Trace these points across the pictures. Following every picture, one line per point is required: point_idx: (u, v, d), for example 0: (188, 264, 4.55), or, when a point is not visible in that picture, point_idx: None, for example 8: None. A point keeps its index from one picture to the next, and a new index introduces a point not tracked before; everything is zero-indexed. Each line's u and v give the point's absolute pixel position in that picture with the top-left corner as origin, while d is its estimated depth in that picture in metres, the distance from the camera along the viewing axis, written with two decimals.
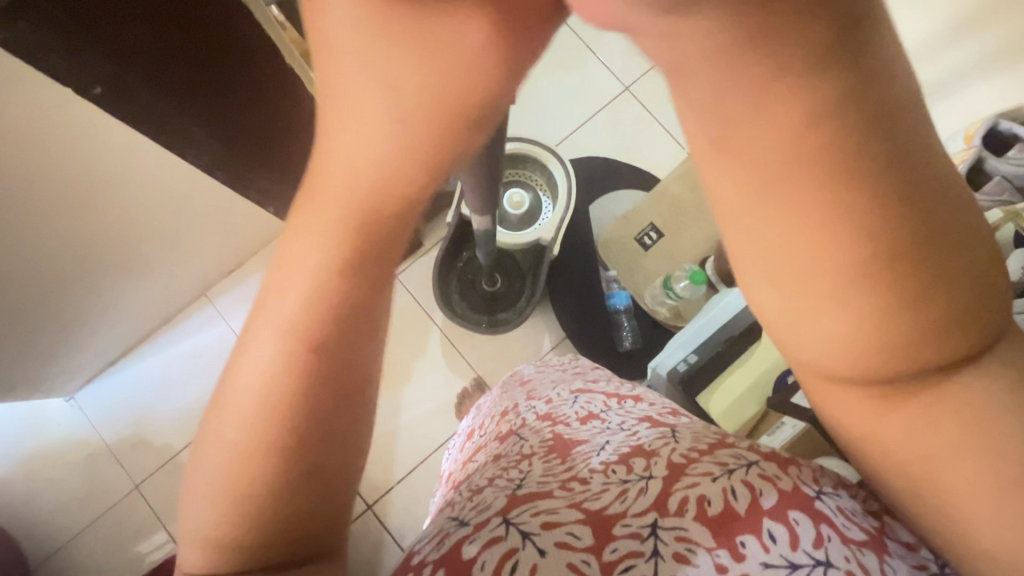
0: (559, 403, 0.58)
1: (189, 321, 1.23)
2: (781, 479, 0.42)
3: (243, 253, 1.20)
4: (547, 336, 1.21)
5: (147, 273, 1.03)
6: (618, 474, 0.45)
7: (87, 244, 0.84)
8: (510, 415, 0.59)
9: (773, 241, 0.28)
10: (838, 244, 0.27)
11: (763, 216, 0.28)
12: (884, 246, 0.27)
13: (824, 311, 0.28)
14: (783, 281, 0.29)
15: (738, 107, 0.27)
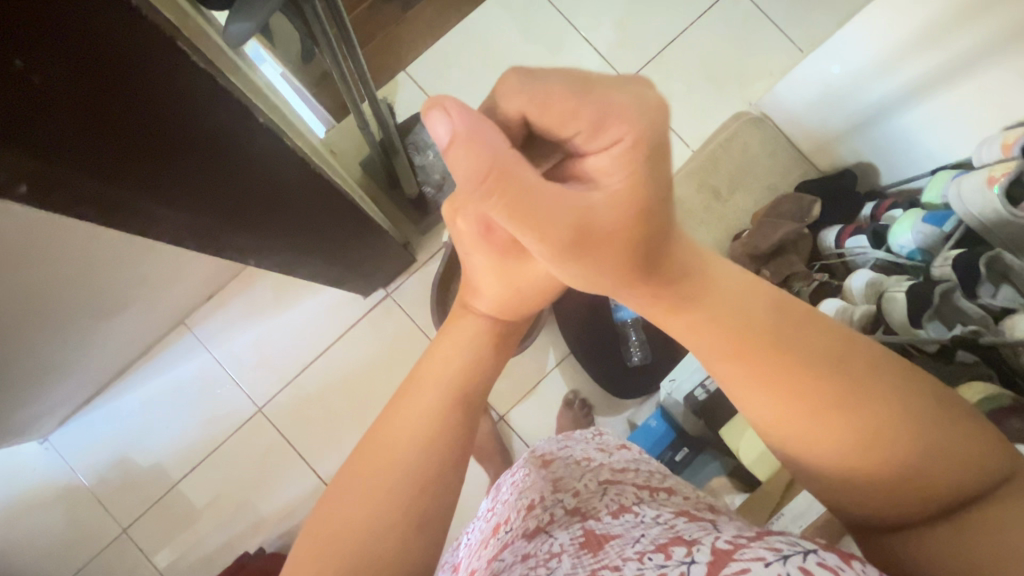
0: (587, 495, 0.51)
1: (168, 353, 1.14)
2: (846, 571, 0.33)
3: (223, 278, 1.11)
4: (552, 351, 1.16)
5: (121, 310, 0.95)
6: (655, 560, 0.37)
7: (48, 292, 0.75)
8: (537, 509, 0.51)
9: (771, 403, 0.35)
10: (838, 404, 0.33)
11: (765, 397, 0.35)
12: (874, 394, 0.33)
13: (838, 449, 0.34)
14: (803, 437, 0.35)
15: (716, 325, 0.35)
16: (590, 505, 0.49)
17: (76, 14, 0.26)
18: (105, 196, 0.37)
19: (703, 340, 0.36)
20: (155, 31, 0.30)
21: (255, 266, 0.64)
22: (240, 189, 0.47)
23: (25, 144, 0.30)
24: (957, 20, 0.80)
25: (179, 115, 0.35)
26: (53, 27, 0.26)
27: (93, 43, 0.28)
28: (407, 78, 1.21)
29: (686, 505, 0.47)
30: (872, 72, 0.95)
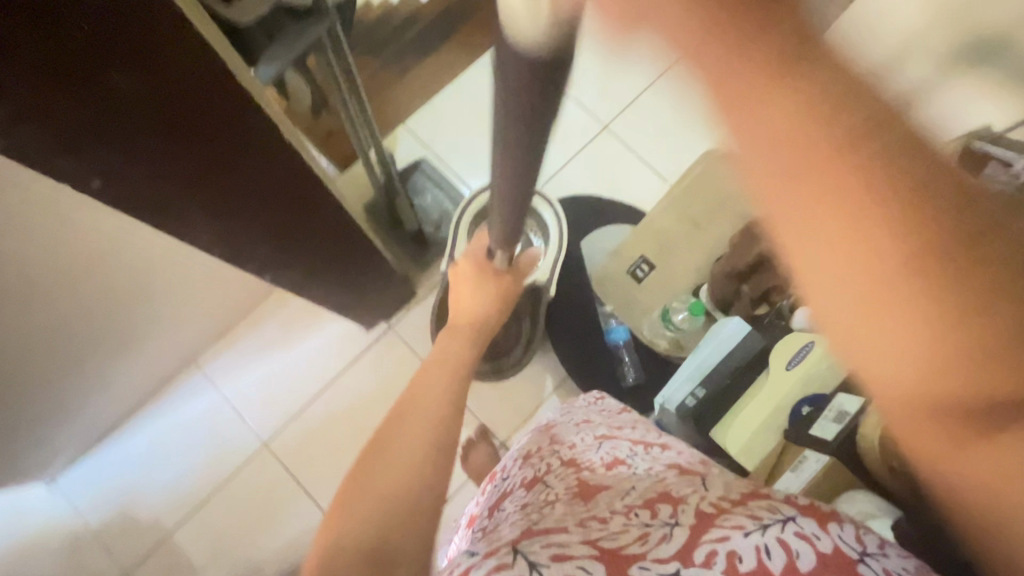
0: (583, 448, 0.55)
1: (179, 390, 1.18)
2: (822, 538, 0.36)
3: (236, 317, 1.17)
4: (549, 376, 1.20)
5: (138, 346, 1.00)
6: (641, 517, 0.40)
7: (77, 325, 0.81)
8: (534, 459, 0.56)
9: (830, 236, 0.30)
10: (898, 258, 0.30)
11: (826, 224, 0.30)
12: (947, 266, 0.30)
13: (889, 308, 0.31)
14: (852, 286, 0.31)
15: (788, 127, 0.29)
16: (585, 457, 0.53)
17: (161, 42, 0.33)
18: (157, 194, 0.43)
19: (810, 232, 0.31)
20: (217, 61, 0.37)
21: (270, 281, 0.71)
22: (268, 199, 0.53)
23: (102, 139, 0.36)
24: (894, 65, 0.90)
25: (226, 122, 0.41)
26: (141, 52, 0.33)
27: (168, 66, 0.35)
28: (406, 132, 1.37)
29: (681, 462, 0.51)
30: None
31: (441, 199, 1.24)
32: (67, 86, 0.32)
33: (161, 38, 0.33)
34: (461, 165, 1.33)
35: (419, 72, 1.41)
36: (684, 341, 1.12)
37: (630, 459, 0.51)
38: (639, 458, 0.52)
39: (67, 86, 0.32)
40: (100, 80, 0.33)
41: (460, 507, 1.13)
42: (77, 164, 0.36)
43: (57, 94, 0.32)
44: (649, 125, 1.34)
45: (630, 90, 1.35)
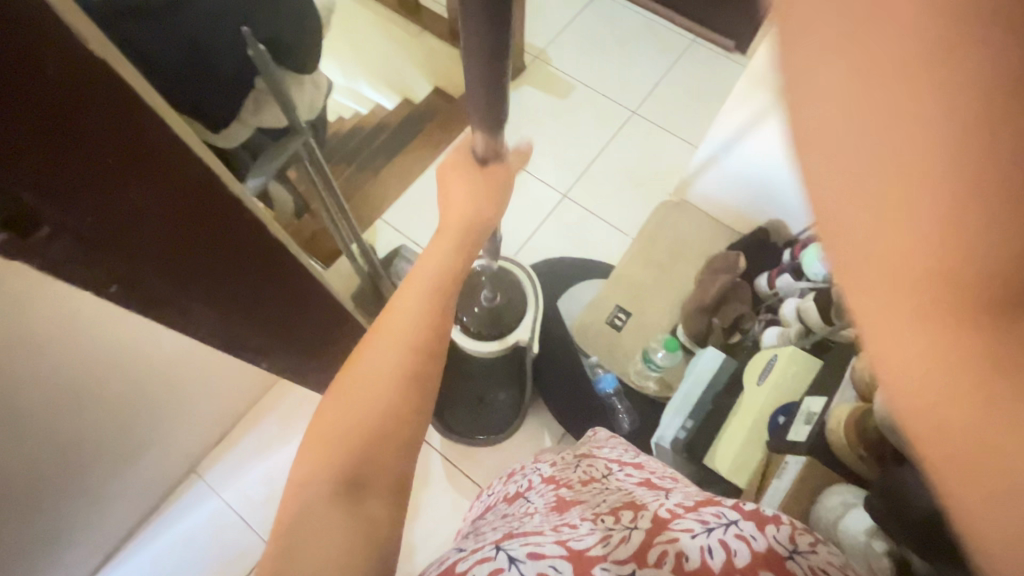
0: (564, 468, 0.62)
1: (180, 503, 1.16)
2: (758, 539, 0.40)
3: (233, 419, 1.19)
4: (546, 434, 1.21)
5: (137, 460, 1.00)
6: (607, 522, 0.44)
7: (77, 443, 0.83)
8: (518, 478, 0.64)
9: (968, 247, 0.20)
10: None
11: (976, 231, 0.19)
12: None
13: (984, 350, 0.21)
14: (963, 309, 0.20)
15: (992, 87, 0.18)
16: (564, 475, 0.59)
17: (172, 168, 0.40)
18: (160, 293, 0.49)
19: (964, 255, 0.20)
20: (215, 176, 0.44)
21: (266, 368, 0.75)
22: (266, 292, 0.60)
23: (114, 248, 0.42)
24: (748, 83, 1.05)
25: (218, 223, 0.48)
26: (155, 176, 0.40)
27: (178, 184, 0.42)
28: (383, 224, 1.47)
29: (649, 477, 0.57)
30: (715, 127, 1.18)
31: None
32: (81, 212, 0.38)
33: (172, 164, 0.40)
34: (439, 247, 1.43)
35: (390, 170, 1.54)
36: (670, 379, 1.16)
37: (605, 476, 0.57)
38: (613, 477, 0.57)
39: (83, 211, 0.38)
40: (113, 196, 0.39)
41: None
42: (91, 271, 0.42)
43: (88, 219, 0.38)
44: (604, 188, 1.47)
45: (582, 160, 1.50)
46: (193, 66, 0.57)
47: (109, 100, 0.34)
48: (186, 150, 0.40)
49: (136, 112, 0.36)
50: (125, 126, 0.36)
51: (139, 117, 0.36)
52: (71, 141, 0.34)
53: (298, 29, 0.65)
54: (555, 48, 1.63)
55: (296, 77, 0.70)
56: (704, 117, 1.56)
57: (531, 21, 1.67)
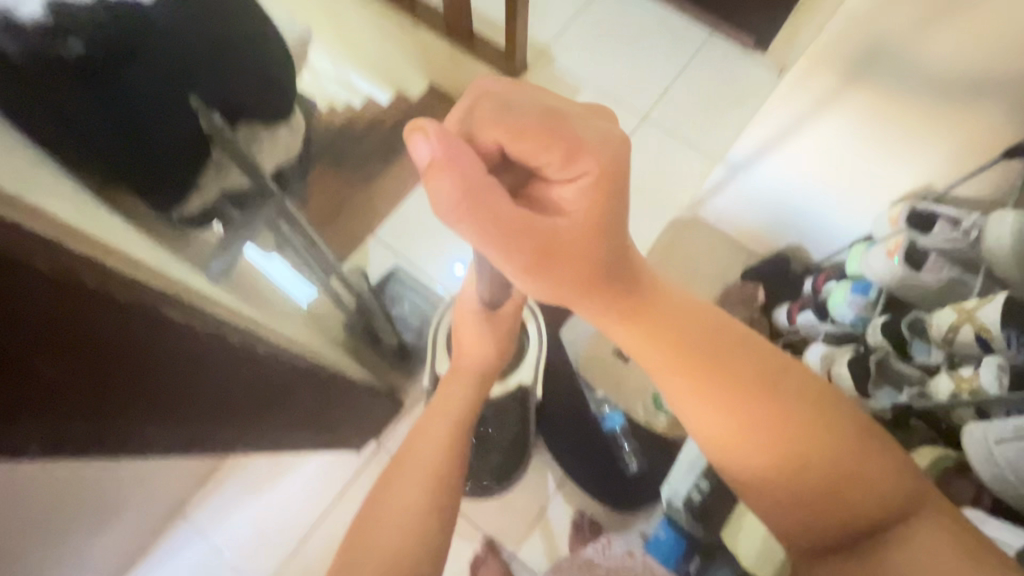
0: None
1: (165, 548, 1.11)
2: None
3: (218, 459, 1.12)
4: (549, 474, 1.15)
5: (115, 520, 0.93)
6: None
7: (46, 530, 0.75)
8: None
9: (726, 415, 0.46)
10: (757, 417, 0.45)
11: (715, 411, 0.46)
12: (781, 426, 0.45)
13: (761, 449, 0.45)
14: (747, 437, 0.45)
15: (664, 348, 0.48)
16: None
17: (104, 323, 0.34)
18: (101, 433, 0.41)
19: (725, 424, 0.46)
20: (163, 314, 0.38)
21: (244, 452, 0.68)
22: (229, 395, 0.53)
23: (38, 413, 0.35)
24: (783, 97, 0.91)
25: (167, 353, 0.41)
26: (82, 335, 0.33)
27: (112, 336, 0.35)
28: (376, 242, 1.38)
29: None
30: (736, 144, 1.08)
31: (418, 303, 1.28)
32: None
33: (104, 319, 0.34)
34: (436, 265, 1.34)
35: (385, 180, 1.44)
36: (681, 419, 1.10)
37: None
38: None
39: None
40: (24, 368, 0.32)
41: None
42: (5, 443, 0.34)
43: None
44: None
45: None
46: (147, 151, 0.50)
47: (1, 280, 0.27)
48: (119, 302, 0.34)
49: (44, 279, 0.29)
50: (31, 295, 0.29)
51: (51, 284, 0.29)
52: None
53: (266, 88, 0.58)
54: (559, 46, 1.52)
55: (265, 127, 0.62)
56: (719, 123, 1.46)
57: (534, 15, 1.55)
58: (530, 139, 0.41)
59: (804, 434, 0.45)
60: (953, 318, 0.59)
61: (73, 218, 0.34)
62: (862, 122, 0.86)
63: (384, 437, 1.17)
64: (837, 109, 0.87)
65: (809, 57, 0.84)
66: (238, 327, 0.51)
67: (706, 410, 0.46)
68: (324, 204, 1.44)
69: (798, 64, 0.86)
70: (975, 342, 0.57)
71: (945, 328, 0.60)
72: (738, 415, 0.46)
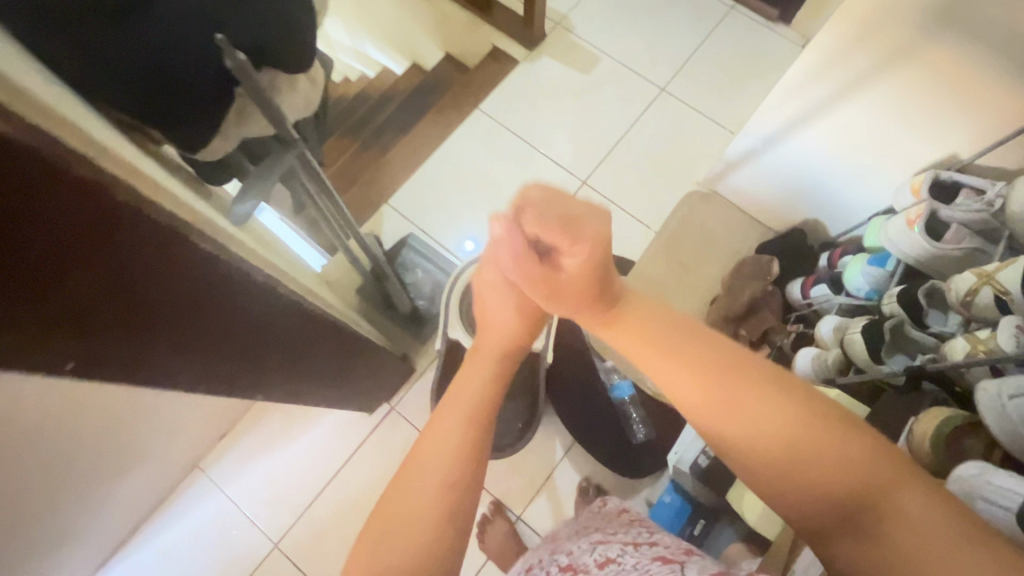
0: (579, 551, 0.58)
1: (183, 499, 1.15)
2: None
3: (235, 415, 1.15)
4: (557, 441, 1.17)
5: (137, 467, 0.97)
6: None
7: (70, 467, 0.78)
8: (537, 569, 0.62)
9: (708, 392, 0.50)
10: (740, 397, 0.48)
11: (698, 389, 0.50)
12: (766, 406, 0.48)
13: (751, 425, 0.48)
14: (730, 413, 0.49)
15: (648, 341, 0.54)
16: (579, 560, 0.56)
17: (131, 240, 0.34)
18: (131, 360, 0.42)
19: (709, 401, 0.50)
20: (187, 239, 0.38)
21: (263, 399, 0.69)
22: (253, 336, 0.54)
23: (71, 329, 0.36)
24: (819, 68, 0.89)
25: (193, 283, 0.42)
26: (113, 250, 0.34)
27: (139, 256, 0.36)
28: (389, 209, 1.38)
29: (667, 552, 0.52)
30: (756, 116, 1.06)
31: (431, 271, 1.26)
32: (20, 303, 0.31)
33: (132, 237, 0.34)
34: (449, 233, 1.35)
35: (399, 148, 1.44)
36: None
37: (620, 554, 0.52)
38: (629, 554, 0.52)
39: (22, 302, 0.32)
40: (61, 281, 0.32)
41: None
42: (43, 360, 0.35)
43: (32, 303, 0.32)
44: (628, 175, 1.38)
45: (604, 143, 1.40)
46: (172, 93, 0.51)
47: (37, 183, 0.28)
48: (147, 222, 0.35)
49: (77, 187, 0.30)
50: (66, 203, 0.30)
51: (82, 193, 0.30)
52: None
53: (291, 34, 0.57)
54: (578, 14, 1.50)
55: (287, 77, 0.62)
56: (739, 95, 1.43)
57: None
58: (549, 228, 0.55)
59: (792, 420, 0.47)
60: (972, 281, 0.59)
61: (102, 138, 0.35)
62: (905, 91, 0.84)
63: (396, 399, 1.19)
64: (881, 78, 0.85)
65: (856, 21, 0.81)
66: (259, 267, 0.52)
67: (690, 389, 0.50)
68: (340, 172, 1.44)
69: (843, 29, 0.83)
70: (994, 303, 0.56)
71: (964, 290, 0.60)
72: (722, 395, 0.49)
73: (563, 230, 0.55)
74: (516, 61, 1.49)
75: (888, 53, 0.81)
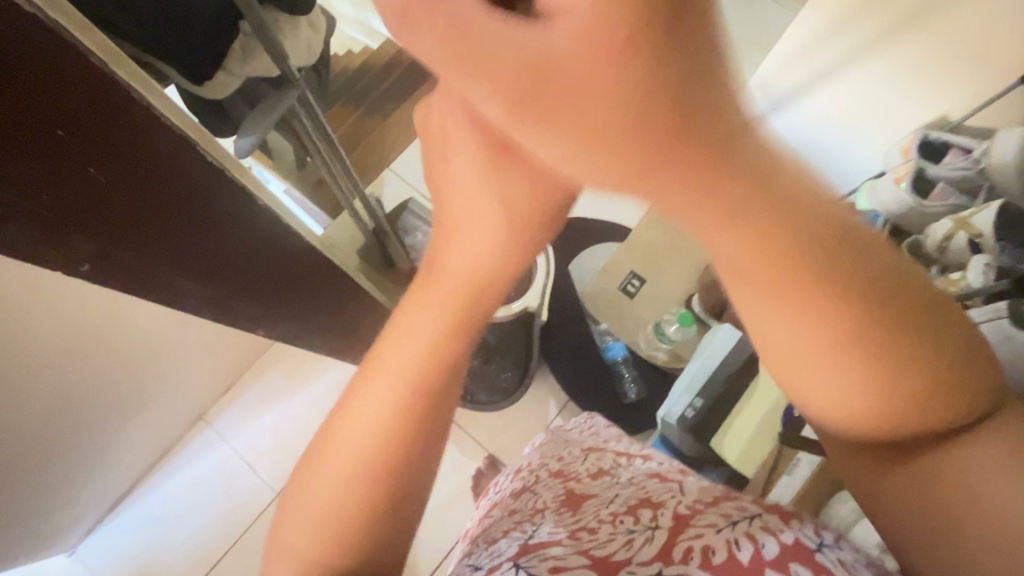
0: (569, 460, 0.58)
1: (188, 449, 1.20)
2: (783, 531, 0.40)
3: (238, 369, 1.20)
4: (551, 400, 1.20)
5: (143, 409, 1.01)
6: (626, 524, 0.43)
7: (78, 395, 0.82)
8: (522, 470, 0.59)
9: (803, 327, 0.28)
10: (857, 338, 0.28)
11: (793, 323, 0.28)
12: (895, 347, 0.28)
13: (859, 378, 0.28)
14: (827, 358, 0.28)
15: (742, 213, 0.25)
16: (572, 469, 0.56)
17: (145, 140, 0.37)
18: (140, 269, 0.45)
19: (808, 339, 0.28)
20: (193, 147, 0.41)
21: (267, 336, 0.72)
22: (256, 264, 0.57)
23: (87, 228, 0.38)
24: (827, 33, 0.90)
25: (199, 194, 0.44)
26: (126, 145, 0.36)
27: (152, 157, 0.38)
28: (390, 175, 1.41)
29: (659, 470, 0.56)
30: (758, 83, 1.06)
31: (430, 234, 1.28)
32: (40, 193, 0.34)
33: (145, 136, 0.37)
34: None
35: (401, 115, 1.46)
36: (681, 352, 1.09)
37: (614, 468, 0.55)
38: (623, 469, 0.56)
39: (42, 192, 0.34)
40: (78, 175, 0.35)
41: None
42: (60, 253, 0.38)
43: (56, 194, 0.35)
44: None
45: None
46: (175, 25, 0.54)
47: (63, 71, 0.30)
48: (156, 125, 0.37)
49: (98, 79, 0.32)
50: (86, 95, 0.32)
51: (103, 86, 0.32)
52: (32, 116, 0.30)
53: None
54: None
55: (290, 21, 0.64)
56: None
57: None
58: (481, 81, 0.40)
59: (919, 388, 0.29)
60: (949, 227, 0.61)
61: None
62: (909, 63, 0.85)
63: None
64: (886, 48, 0.85)
65: None
66: (263, 196, 0.54)
67: (788, 319, 0.28)
68: (342, 139, 1.47)
69: None
70: (967, 247, 0.59)
71: (941, 236, 0.62)
72: (822, 336, 0.28)
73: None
74: None
75: (895, 24, 0.82)
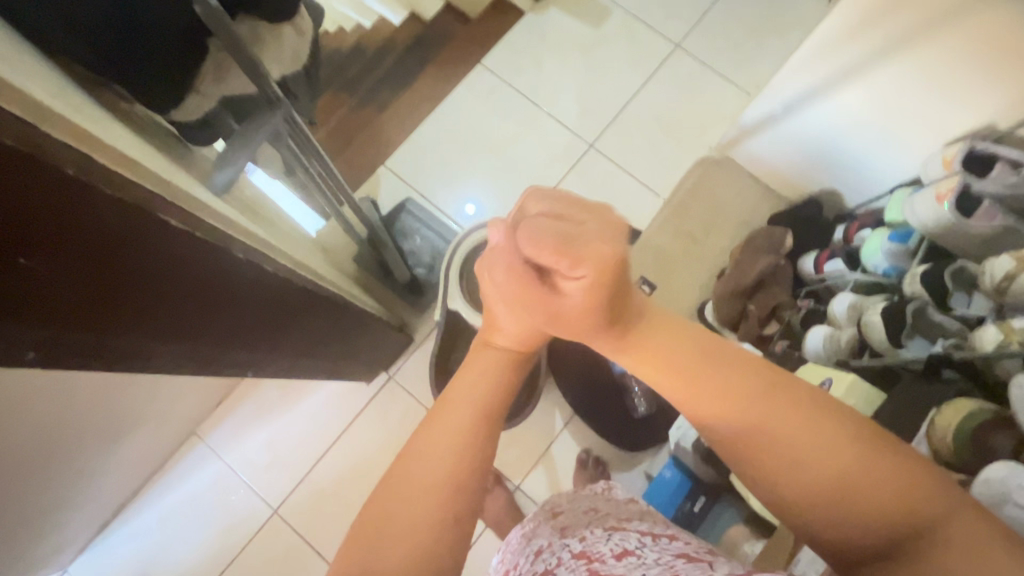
0: (591, 539, 0.52)
1: (182, 464, 1.16)
2: None
3: (232, 382, 1.14)
4: (557, 413, 1.16)
5: (134, 432, 0.96)
6: None
7: (66, 435, 0.76)
8: (544, 553, 0.53)
9: (730, 403, 0.38)
10: (771, 416, 0.37)
11: (713, 400, 0.38)
12: (809, 434, 0.36)
13: (783, 448, 0.36)
14: (742, 411, 0.37)
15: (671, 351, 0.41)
16: (594, 548, 0.50)
17: (87, 214, 0.30)
18: (102, 344, 0.39)
19: (733, 416, 0.38)
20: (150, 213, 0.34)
21: (259, 373, 0.67)
22: (239, 312, 0.51)
23: (26, 317, 0.32)
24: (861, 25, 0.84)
25: (167, 258, 0.38)
26: (68, 226, 0.30)
27: (101, 229, 0.31)
28: (387, 172, 1.32)
29: (687, 548, 0.49)
30: (782, 77, 1.00)
31: (430, 238, 1.21)
32: None
33: (87, 209, 0.30)
34: (448, 198, 1.29)
35: (397, 106, 1.36)
36: None
37: (639, 547, 0.48)
38: (649, 548, 0.48)
39: None
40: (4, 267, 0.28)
41: (481, 556, 1.10)
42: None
43: None
44: (637, 139, 1.31)
45: (612, 104, 1.33)
46: (136, 42, 0.46)
47: None
48: (100, 200, 0.30)
49: (11, 154, 0.25)
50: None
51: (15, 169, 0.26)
52: None
53: None
54: None
55: (270, 28, 0.56)
56: (758, 53, 1.34)
57: None
58: (546, 253, 0.37)
59: (857, 463, 0.34)
60: (1009, 265, 0.55)
61: (47, 98, 0.31)
62: (952, 59, 0.78)
63: (393, 364, 1.16)
64: (928, 44, 0.79)
65: None
66: (241, 243, 0.48)
67: (702, 396, 0.39)
68: (334, 132, 1.38)
69: None
70: None
71: (998, 274, 0.56)
72: (741, 405, 0.38)
73: (564, 253, 0.37)
74: (522, 12, 1.39)
75: (938, 17, 0.76)
